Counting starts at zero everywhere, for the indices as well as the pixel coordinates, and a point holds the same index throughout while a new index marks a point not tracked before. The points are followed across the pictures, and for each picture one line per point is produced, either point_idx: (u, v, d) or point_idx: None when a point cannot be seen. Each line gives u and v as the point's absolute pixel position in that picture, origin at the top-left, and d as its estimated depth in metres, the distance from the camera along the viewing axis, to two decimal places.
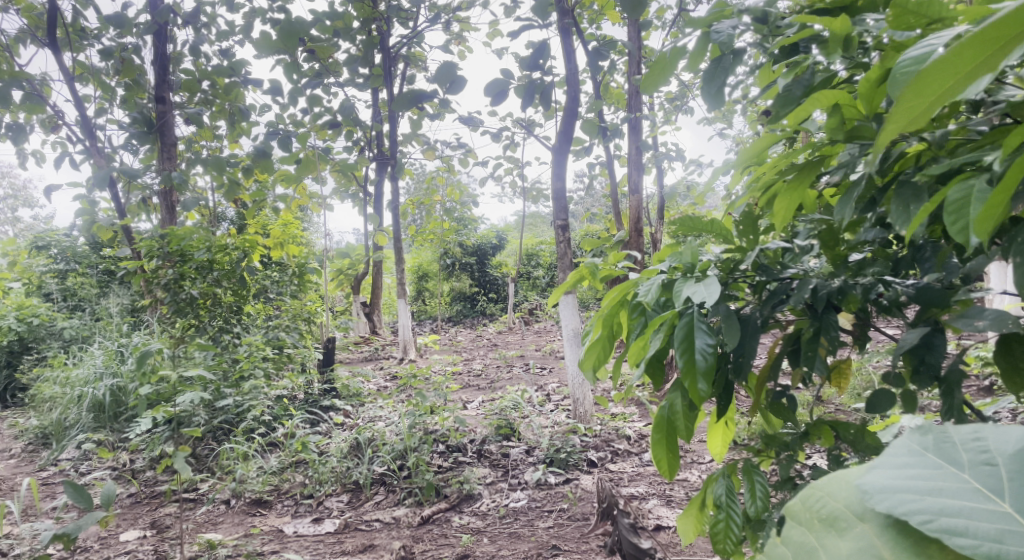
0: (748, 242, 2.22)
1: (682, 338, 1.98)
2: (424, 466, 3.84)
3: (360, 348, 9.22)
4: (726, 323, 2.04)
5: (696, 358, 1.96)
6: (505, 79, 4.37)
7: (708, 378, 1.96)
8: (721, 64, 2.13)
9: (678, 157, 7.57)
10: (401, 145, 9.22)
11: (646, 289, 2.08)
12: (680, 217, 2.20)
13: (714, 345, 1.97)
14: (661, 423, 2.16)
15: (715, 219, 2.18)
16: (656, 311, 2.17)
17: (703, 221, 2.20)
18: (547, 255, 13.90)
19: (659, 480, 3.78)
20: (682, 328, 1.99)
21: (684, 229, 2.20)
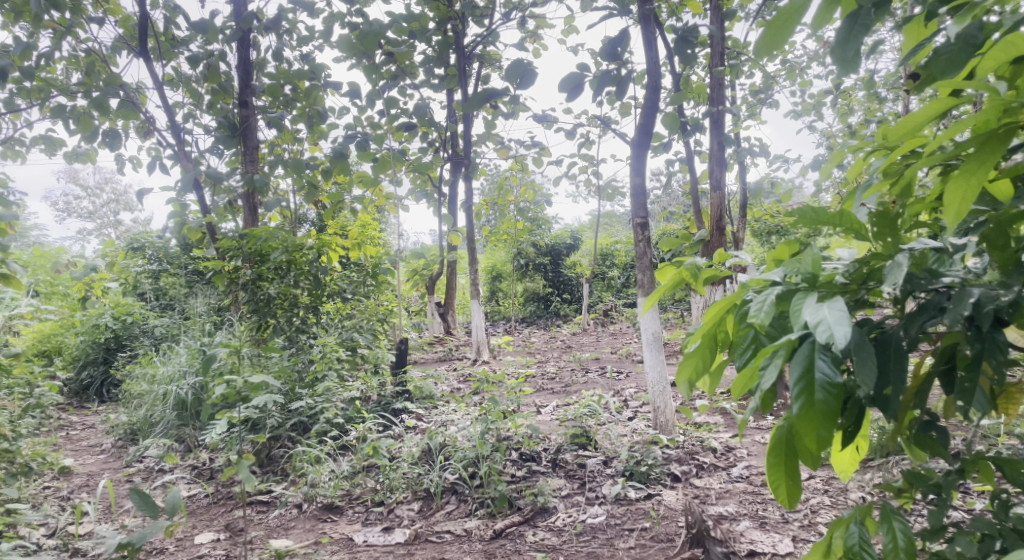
0: (884, 244, 2.00)
1: (800, 374, 1.83)
2: (497, 476, 3.70)
3: (435, 349, 9.20)
4: (859, 352, 1.87)
5: (818, 395, 1.81)
6: (582, 73, 4.20)
7: (829, 423, 1.80)
8: (856, 22, 1.99)
9: (762, 152, 7.22)
10: (475, 145, 9.15)
11: (756, 306, 1.92)
12: (802, 209, 2.00)
13: (840, 381, 1.80)
14: (779, 445, 1.96)
15: (845, 211, 1.98)
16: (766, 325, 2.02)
17: (830, 215, 2.00)
18: (622, 254, 13.57)
19: (750, 499, 3.53)
20: (800, 360, 1.83)
21: (806, 224, 2.02)
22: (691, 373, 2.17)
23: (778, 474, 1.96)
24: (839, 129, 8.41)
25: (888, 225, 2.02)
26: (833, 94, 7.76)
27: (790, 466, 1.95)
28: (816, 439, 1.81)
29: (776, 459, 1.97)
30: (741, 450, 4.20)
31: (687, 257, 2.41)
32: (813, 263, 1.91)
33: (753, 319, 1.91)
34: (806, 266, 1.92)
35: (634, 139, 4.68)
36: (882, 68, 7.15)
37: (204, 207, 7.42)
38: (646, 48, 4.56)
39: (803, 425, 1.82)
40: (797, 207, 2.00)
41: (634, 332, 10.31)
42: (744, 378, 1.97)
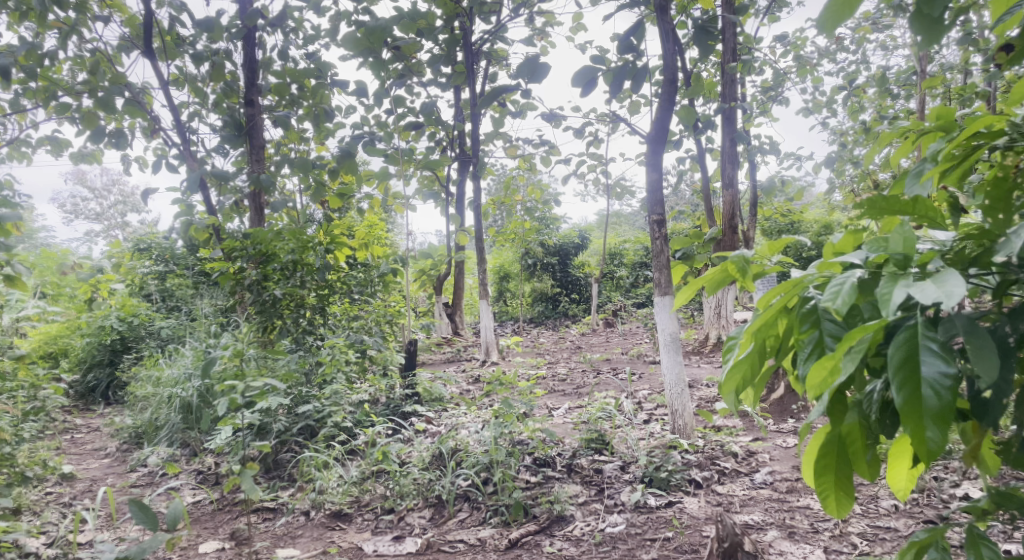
0: (996, 221, 1.95)
1: (900, 365, 1.80)
2: (512, 483, 3.57)
3: (443, 349, 9.08)
4: (974, 341, 1.82)
5: (925, 390, 1.77)
6: (596, 67, 4.06)
7: (938, 421, 1.76)
8: None
9: (773, 149, 7.08)
10: (483, 144, 9.04)
11: (834, 292, 1.88)
12: (872, 197, 1.98)
13: (948, 373, 1.77)
14: (829, 449, 2.04)
15: (919, 198, 1.97)
16: (833, 323, 1.96)
17: (903, 203, 1.98)
18: (631, 254, 13.44)
19: (776, 507, 3.40)
20: (899, 349, 1.81)
21: (874, 214, 2.00)
22: (737, 383, 2.14)
23: (826, 473, 2.04)
24: (850, 126, 8.28)
25: (1001, 197, 1.97)
26: (846, 90, 7.63)
27: (839, 470, 2.03)
28: (926, 439, 1.77)
29: (825, 464, 2.04)
30: (764, 454, 4.08)
31: (733, 251, 2.33)
32: (905, 243, 1.87)
33: (833, 304, 1.86)
34: (897, 247, 1.88)
35: (649, 136, 4.55)
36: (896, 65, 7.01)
37: (211, 208, 7.31)
38: (662, 42, 4.42)
39: (911, 420, 1.78)
40: (866, 196, 1.98)
41: (644, 332, 10.20)
42: (821, 374, 1.87)
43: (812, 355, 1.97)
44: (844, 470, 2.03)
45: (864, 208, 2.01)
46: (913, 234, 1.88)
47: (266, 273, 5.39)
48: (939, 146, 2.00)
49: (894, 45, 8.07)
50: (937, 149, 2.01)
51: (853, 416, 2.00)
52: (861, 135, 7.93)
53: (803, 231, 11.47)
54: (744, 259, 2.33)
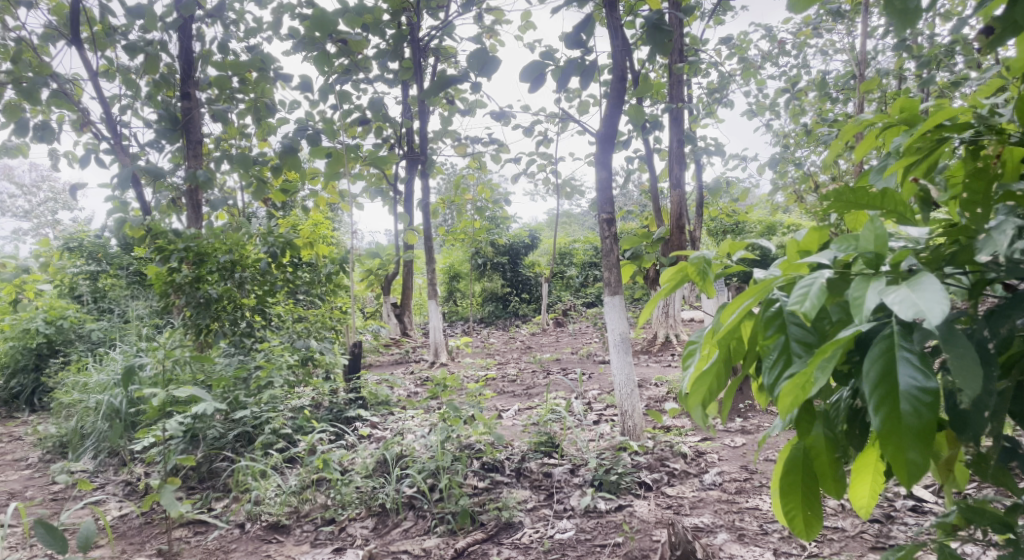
0: (973, 215, 1.89)
1: (877, 380, 1.76)
2: (459, 490, 3.45)
3: (390, 351, 8.90)
4: (959, 350, 1.76)
5: (904, 406, 1.73)
6: (545, 62, 3.97)
7: (920, 441, 1.72)
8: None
9: (718, 151, 7.12)
10: (432, 142, 8.89)
11: (802, 296, 1.81)
12: (839, 189, 1.96)
13: (929, 389, 1.73)
14: (795, 474, 1.98)
15: (886, 191, 1.97)
16: (799, 328, 1.90)
17: (870, 196, 1.97)
18: (581, 254, 13.46)
19: (725, 508, 3.36)
20: (876, 364, 1.77)
21: (840, 207, 1.98)
22: (703, 396, 2.11)
23: (791, 493, 1.98)
24: (794, 129, 8.41)
25: (981, 190, 1.90)
26: (789, 93, 7.74)
27: (805, 488, 1.97)
28: (904, 459, 1.73)
29: (792, 483, 1.98)
30: (712, 454, 4.05)
31: (695, 251, 2.24)
32: (877, 239, 1.84)
33: (802, 309, 1.78)
34: (869, 244, 1.85)
35: (598, 134, 4.48)
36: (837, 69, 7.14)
37: (145, 205, 6.98)
38: (612, 39, 4.35)
39: (889, 440, 1.74)
40: (833, 188, 1.95)
41: (593, 331, 10.19)
42: (796, 387, 1.78)
43: (777, 361, 1.91)
44: (812, 490, 1.96)
45: (831, 203, 1.99)
46: (884, 231, 1.84)
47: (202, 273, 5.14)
48: (902, 140, 2.05)
49: (834, 50, 8.23)
50: (898, 143, 2.05)
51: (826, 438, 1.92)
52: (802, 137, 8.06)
53: (747, 231, 11.65)
54: (704, 260, 2.24)
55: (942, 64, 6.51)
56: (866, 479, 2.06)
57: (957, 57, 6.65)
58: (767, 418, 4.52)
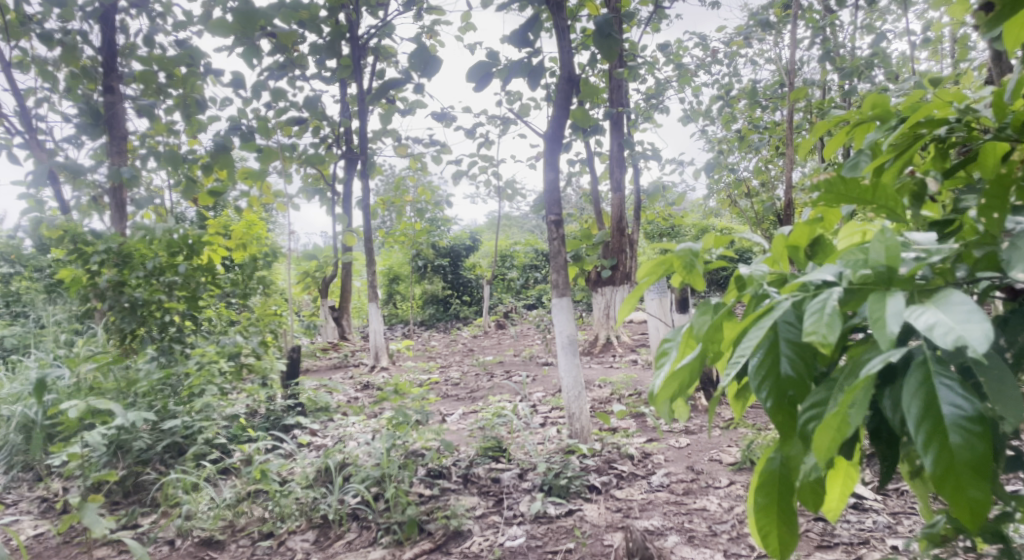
0: (990, 221, 1.69)
1: (918, 411, 1.53)
2: (404, 498, 3.32)
3: (329, 355, 8.66)
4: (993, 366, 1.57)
5: (955, 439, 1.50)
6: (490, 61, 3.89)
7: (978, 479, 1.49)
8: None
9: (656, 155, 7.19)
10: (371, 142, 8.71)
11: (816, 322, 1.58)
12: (830, 179, 1.80)
13: (975, 414, 1.50)
14: (772, 488, 1.77)
15: (878, 183, 1.80)
16: (790, 331, 1.69)
17: (861, 188, 1.80)
18: (522, 256, 13.45)
19: (674, 510, 3.33)
20: (916, 398, 1.54)
21: (831, 199, 1.81)
22: (675, 390, 1.89)
23: (769, 515, 1.76)
24: (730, 134, 8.57)
25: (1000, 192, 1.70)
26: (724, 99, 7.88)
27: (782, 506, 1.75)
28: (962, 496, 1.50)
29: (766, 500, 1.77)
30: (659, 455, 4.03)
31: (682, 243, 2.09)
32: (887, 250, 1.62)
33: (821, 337, 1.56)
34: (879, 257, 1.62)
35: (545, 135, 4.43)
36: (767, 78, 7.33)
37: (63, 204, 6.58)
38: (558, 39, 4.30)
39: (945, 482, 1.50)
40: (822, 178, 1.80)
41: (535, 333, 10.18)
42: (830, 429, 1.56)
43: (764, 367, 1.70)
44: (789, 510, 1.75)
45: (821, 194, 1.82)
46: (895, 241, 1.62)
47: (126, 276, 4.86)
48: (877, 138, 1.93)
49: (764, 60, 8.47)
50: (870, 141, 1.95)
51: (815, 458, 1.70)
52: (736, 142, 8.22)
53: (682, 235, 11.88)
54: (690, 251, 2.10)
55: (864, 76, 6.76)
56: (839, 476, 1.96)
57: (878, 69, 6.93)
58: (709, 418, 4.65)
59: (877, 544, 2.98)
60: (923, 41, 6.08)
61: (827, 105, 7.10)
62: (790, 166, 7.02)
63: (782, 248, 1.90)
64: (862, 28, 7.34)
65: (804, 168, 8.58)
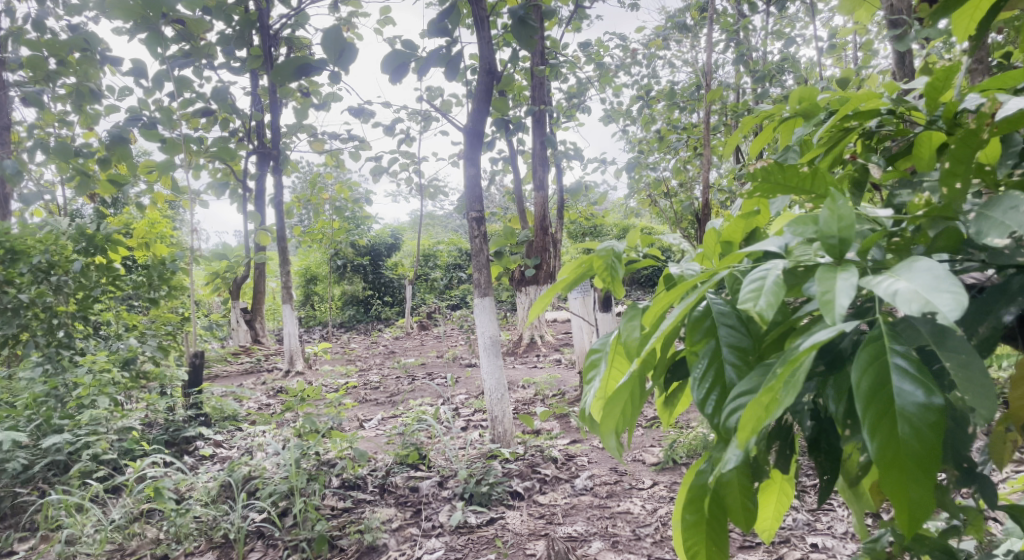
0: (950, 190, 1.56)
1: (865, 392, 1.35)
2: (314, 514, 3.10)
3: (240, 360, 8.25)
4: (958, 352, 1.39)
5: (902, 428, 1.32)
6: (407, 52, 3.67)
7: (924, 477, 1.31)
8: None
9: (578, 155, 7.15)
10: (284, 137, 8.35)
11: (756, 298, 1.44)
12: (767, 168, 1.64)
13: (932, 404, 1.32)
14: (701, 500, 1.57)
15: (818, 169, 1.63)
16: (729, 331, 1.53)
17: (800, 175, 1.64)
18: (445, 256, 13.25)
19: (598, 514, 3.23)
20: (865, 375, 1.36)
21: (767, 189, 1.65)
22: (618, 421, 1.64)
23: (698, 532, 1.55)
24: (649, 134, 8.63)
25: (966, 157, 1.55)
26: (643, 99, 7.92)
27: (714, 523, 1.55)
28: (906, 498, 1.32)
29: (694, 516, 1.56)
30: (582, 457, 3.94)
31: (605, 243, 1.92)
32: (839, 222, 1.47)
33: (756, 308, 1.43)
34: (830, 227, 1.48)
35: (466, 132, 4.26)
36: (684, 80, 7.39)
37: None
38: (479, 32, 4.10)
39: (887, 476, 1.32)
40: (759, 165, 1.63)
41: (458, 334, 10.01)
42: (756, 415, 1.36)
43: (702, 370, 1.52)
44: (719, 528, 1.54)
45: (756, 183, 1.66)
46: (848, 212, 1.48)
47: (9, 278, 4.44)
48: (806, 131, 1.85)
49: (681, 62, 8.55)
50: (801, 135, 1.87)
51: (749, 465, 1.51)
52: (655, 143, 8.28)
53: (603, 234, 11.95)
54: (613, 253, 1.93)
55: (776, 80, 6.89)
56: (774, 490, 1.82)
57: (789, 74, 7.09)
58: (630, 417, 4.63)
59: (797, 542, 2.95)
60: (829, 48, 6.24)
61: (741, 108, 7.21)
62: (707, 167, 7.10)
63: (714, 243, 1.79)
64: (774, 33, 7.50)
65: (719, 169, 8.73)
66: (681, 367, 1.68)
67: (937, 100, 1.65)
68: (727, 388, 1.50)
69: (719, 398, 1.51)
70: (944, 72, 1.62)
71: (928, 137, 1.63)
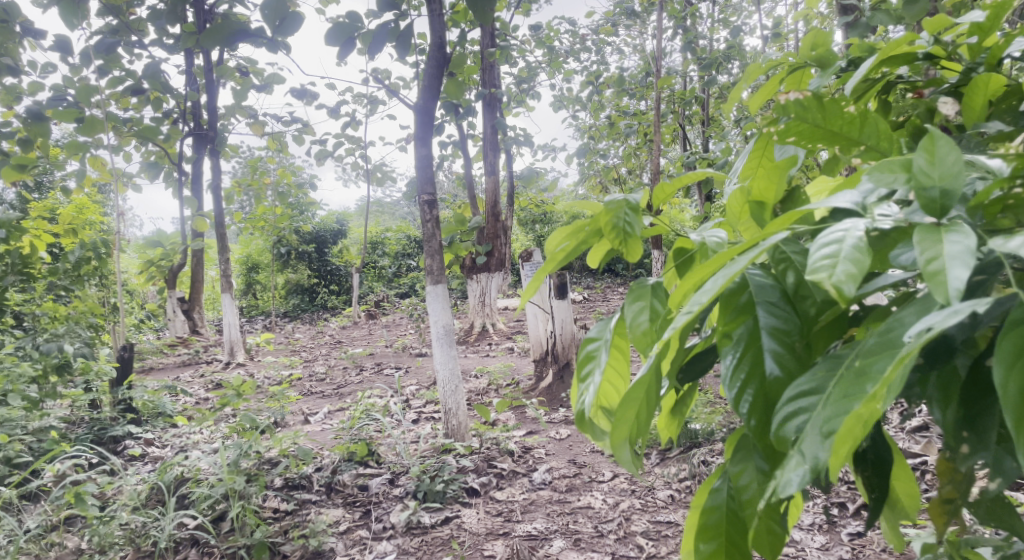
0: None
1: (1014, 400, 0.99)
2: (253, 519, 2.87)
3: (176, 352, 7.87)
4: None
5: None
6: (352, 23, 3.19)
7: None
8: None
9: (528, 141, 6.97)
10: (222, 118, 7.94)
11: (829, 261, 1.07)
12: (802, 102, 1.30)
13: None
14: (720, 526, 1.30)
15: (867, 111, 1.29)
16: (770, 316, 1.17)
17: (843, 116, 1.29)
18: (393, 243, 12.97)
19: (558, 510, 3.08)
20: (1012, 379, 1.00)
21: (801, 131, 1.30)
22: (632, 426, 1.28)
23: None
24: (599, 121, 8.51)
25: None
26: (594, 85, 7.78)
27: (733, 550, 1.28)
28: None
29: (712, 545, 1.29)
30: (539, 450, 3.78)
31: (614, 191, 1.41)
32: (941, 167, 1.09)
33: (831, 280, 1.05)
34: (931, 175, 1.10)
35: (416, 111, 4.01)
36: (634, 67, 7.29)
37: None
38: (430, 7, 3.85)
39: None
40: (793, 97, 1.29)
41: (407, 324, 9.78)
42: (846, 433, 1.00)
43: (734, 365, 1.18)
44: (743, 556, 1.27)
45: (790, 124, 1.31)
46: (954, 153, 1.09)
47: None
48: (825, 82, 1.52)
49: (630, 48, 8.46)
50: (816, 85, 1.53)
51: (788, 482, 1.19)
52: (605, 129, 8.15)
53: (554, 222, 11.84)
54: (627, 205, 1.40)
55: (723, 67, 6.82)
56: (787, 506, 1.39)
57: (735, 62, 7.06)
58: None
59: None
60: (776, 35, 6.18)
61: (689, 95, 7.14)
62: (658, 154, 7.00)
63: (741, 204, 1.42)
64: (722, 20, 7.45)
65: (667, 156, 8.70)
66: (699, 364, 1.32)
67: (982, 43, 1.37)
68: (772, 388, 1.15)
69: (761, 399, 1.16)
70: (995, 9, 1.32)
71: (983, 81, 1.34)
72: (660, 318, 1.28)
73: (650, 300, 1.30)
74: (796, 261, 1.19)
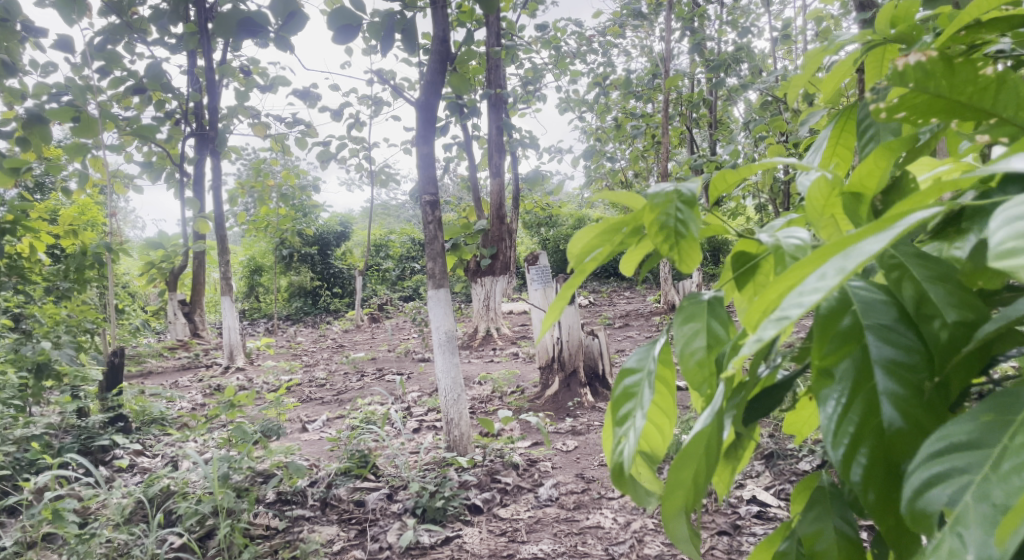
0: None
1: None
2: (241, 539, 2.71)
3: (177, 354, 7.76)
4: None
5: None
6: (356, 15, 2.94)
7: None
8: None
9: (534, 143, 6.83)
10: (223, 118, 7.80)
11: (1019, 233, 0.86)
12: (928, 65, 1.09)
13: None
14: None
15: (1008, 75, 1.09)
16: (887, 348, 1.01)
17: (974, 83, 1.10)
18: (397, 246, 12.86)
19: (565, 530, 2.91)
20: None
21: (922, 101, 1.10)
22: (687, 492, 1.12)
23: None
24: (607, 123, 8.35)
25: None
26: (601, 87, 7.62)
27: None
28: None
29: None
30: (545, 463, 3.62)
31: (660, 181, 1.21)
32: None
33: None
34: None
35: (418, 112, 3.83)
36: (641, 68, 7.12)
37: None
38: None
39: None
40: (916, 61, 1.08)
41: (410, 327, 9.62)
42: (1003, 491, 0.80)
43: (847, 420, 1.01)
44: None
45: (904, 96, 1.11)
46: None
47: None
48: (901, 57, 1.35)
49: (638, 49, 8.30)
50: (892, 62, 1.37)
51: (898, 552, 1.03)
52: (612, 131, 7.99)
53: (559, 225, 11.67)
54: (680, 199, 1.21)
55: (733, 69, 6.64)
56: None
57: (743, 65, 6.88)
58: (595, 417, 4.33)
59: None
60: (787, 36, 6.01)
61: (697, 98, 6.97)
62: (665, 158, 6.83)
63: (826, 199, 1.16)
64: (730, 22, 7.26)
65: (675, 159, 8.54)
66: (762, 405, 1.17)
67: None
68: (893, 441, 0.98)
69: (880, 459, 0.99)
70: None
71: None
72: (718, 344, 1.16)
73: (707, 321, 1.18)
74: (913, 271, 1.04)
